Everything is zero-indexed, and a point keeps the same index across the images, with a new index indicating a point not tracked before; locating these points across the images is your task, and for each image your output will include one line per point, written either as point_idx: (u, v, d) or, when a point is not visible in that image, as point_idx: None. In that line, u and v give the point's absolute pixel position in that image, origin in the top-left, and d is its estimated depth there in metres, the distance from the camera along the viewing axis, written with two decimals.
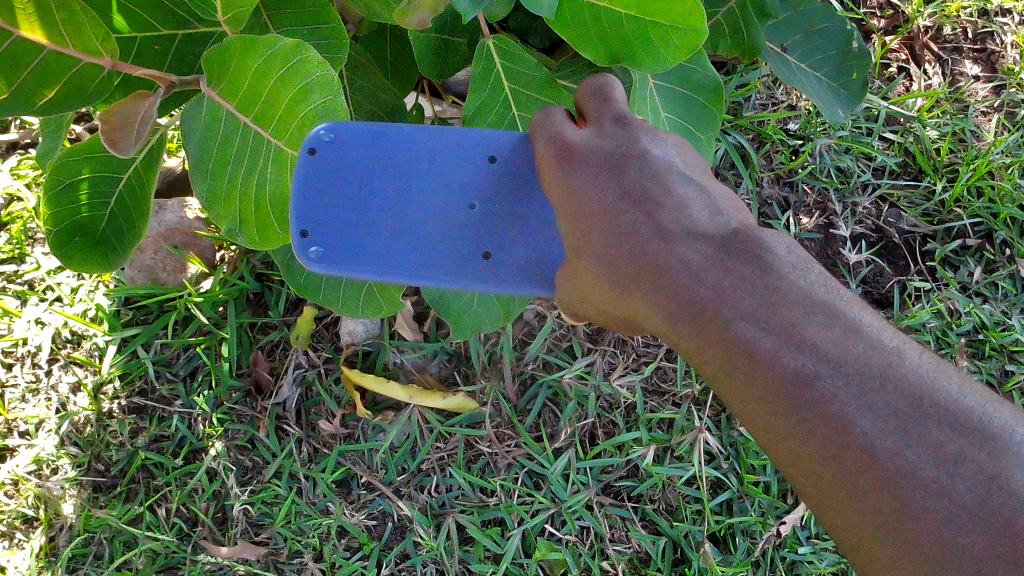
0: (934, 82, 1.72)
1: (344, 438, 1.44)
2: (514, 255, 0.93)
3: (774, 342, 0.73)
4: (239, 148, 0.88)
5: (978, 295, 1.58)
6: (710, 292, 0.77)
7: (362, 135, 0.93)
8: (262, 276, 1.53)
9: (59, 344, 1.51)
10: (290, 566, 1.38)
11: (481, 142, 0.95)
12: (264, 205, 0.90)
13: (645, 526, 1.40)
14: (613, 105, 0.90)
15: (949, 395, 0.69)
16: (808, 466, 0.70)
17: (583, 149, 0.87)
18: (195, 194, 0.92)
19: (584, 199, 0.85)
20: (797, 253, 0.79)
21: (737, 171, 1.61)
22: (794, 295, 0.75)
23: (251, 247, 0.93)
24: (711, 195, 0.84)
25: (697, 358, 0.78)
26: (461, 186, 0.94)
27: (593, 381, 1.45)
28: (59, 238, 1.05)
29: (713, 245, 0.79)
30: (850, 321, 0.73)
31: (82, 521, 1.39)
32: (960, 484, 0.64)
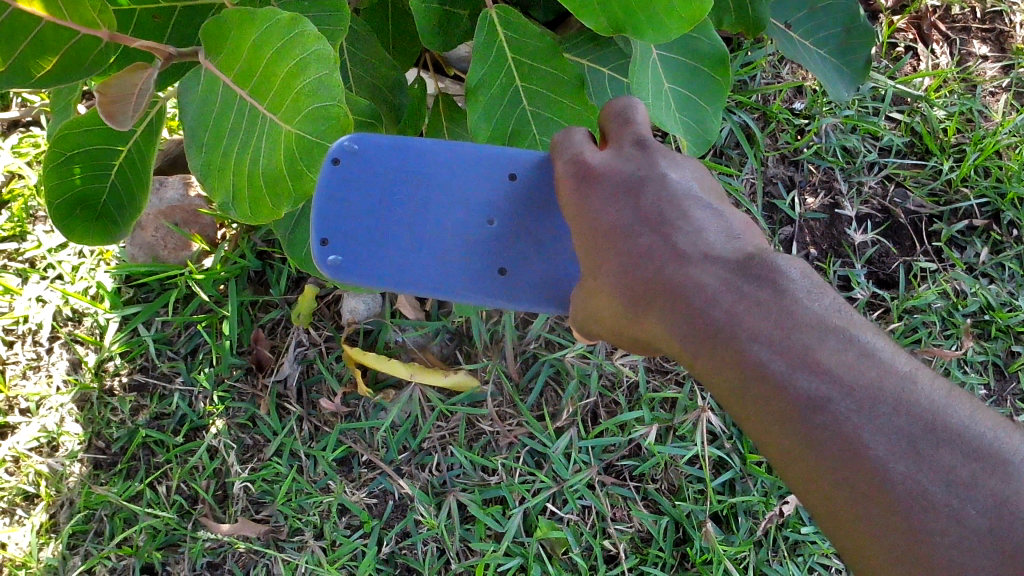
0: (942, 61, 1.70)
1: (345, 416, 1.44)
2: (528, 273, 1.01)
3: (787, 366, 0.76)
4: (234, 121, 0.83)
5: (984, 276, 1.56)
6: (725, 315, 0.80)
7: (388, 151, 1.02)
8: (263, 255, 1.52)
9: (60, 322, 1.51)
10: (290, 543, 1.37)
11: (503, 160, 1.01)
12: (258, 182, 0.84)
13: (647, 505, 1.40)
14: (634, 128, 0.96)
15: (962, 422, 0.71)
16: (818, 487, 0.73)
17: (601, 170, 0.93)
18: (190, 166, 0.87)
19: (601, 219, 0.90)
20: (809, 279, 0.83)
21: (741, 151, 1.61)
22: (807, 320, 0.78)
23: (244, 222, 0.87)
24: (726, 220, 0.89)
25: (712, 378, 0.81)
26: (481, 203, 1.02)
27: (595, 360, 1.44)
28: (60, 210, 1.04)
29: (728, 268, 0.83)
30: (863, 346, 0.77)
31: (82, 497, 1.39)
32: (971, 508, 0.67)
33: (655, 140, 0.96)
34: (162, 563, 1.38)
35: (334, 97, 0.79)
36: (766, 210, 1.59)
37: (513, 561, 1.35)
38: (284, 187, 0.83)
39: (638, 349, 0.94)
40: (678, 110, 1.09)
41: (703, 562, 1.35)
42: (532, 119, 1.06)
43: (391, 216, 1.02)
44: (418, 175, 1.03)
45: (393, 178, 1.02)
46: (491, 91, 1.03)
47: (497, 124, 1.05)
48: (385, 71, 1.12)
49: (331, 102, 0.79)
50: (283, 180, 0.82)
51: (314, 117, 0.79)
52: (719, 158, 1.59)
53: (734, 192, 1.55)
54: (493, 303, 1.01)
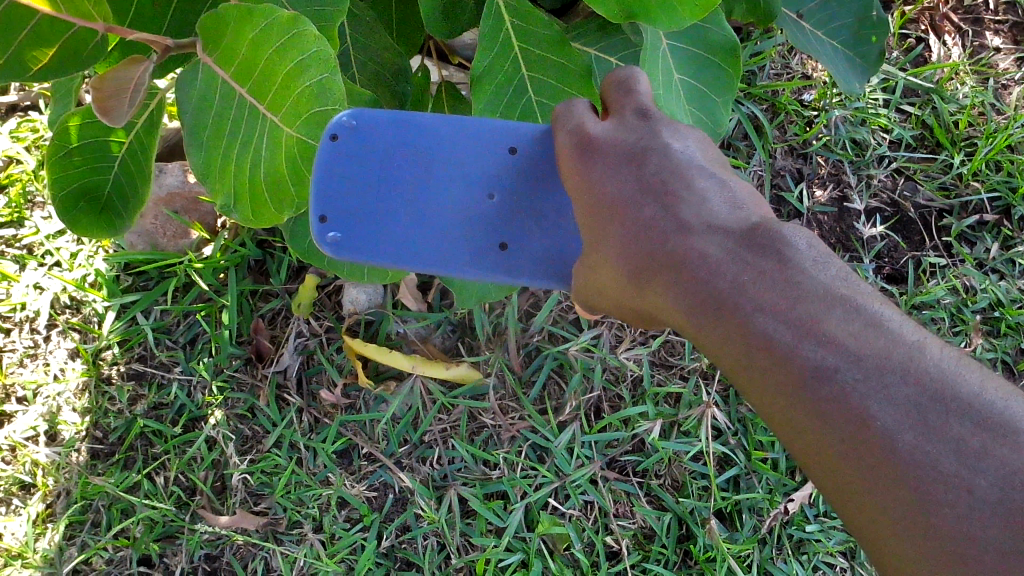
0: (953, 53, 1.67)
1: (346, 408, 1.42)
2: (530, 247, 0.98)
3: (792, 337, 0.74)
4: (233, 124, 0.83)
5: (995, 272, 1.54)
6: (730, 285, 0.79)
7: (387, 125, 0.98)
8: (263, 243, 1.50)
9: (58, 309, 1.49)
10: (289, 536, 1.36)
11: (504, 133, 0.98)
12: (260, 184, 0.85)
13: (650, 501, 1.38)
14: (636, 98, 0.92)
15: (972, 391, 0.69)
16: (825, 461, 0.71)
17: (604, 142, 0.89)
18: (192, 165, 0.86)
19: (602, 192, 0.87)
20: (817, 248, 0.81)
21: (749, 142, 1.58)
22: (814, 289, 0.77)
23: (246, 225, 0.88)
24: (731, 190, 0.87)
25: (717, 349, 0.80)
26: (482, 176, 0.98)
27: (599, 354, 1.42)
28: (63, 203, 1.02)
29: (734, 238, 0.82)
30: (870, 315, 0.75)
31: (79, 487, 1.37)
32: (980, 478, 0.64)
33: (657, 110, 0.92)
34: (159, 555, 1.36)
35: (336, 101, 0.80)
36: (773, 203, 1.57)
37: (514, 556, 1.33)
38: (285, 188, 0.86)
39: (644, 322, 0.92)
40: (686, 100, 1.07)
41: (706, 559, 1.34)
42: (538, 107, 1.04)
43: (391, 192, 0.99)
44: (417, 150, 0.99)
45: (390, 153, 0.99)
46: (496, 80, 1.02)
47: (503, 113, 1.04)
48: (388, 56, 1.09)
49: (331, 107, 0.80)
50: (284, 179, 0.85)
51: (318, 119, 0.81)
52: (727, 149, 1.57)
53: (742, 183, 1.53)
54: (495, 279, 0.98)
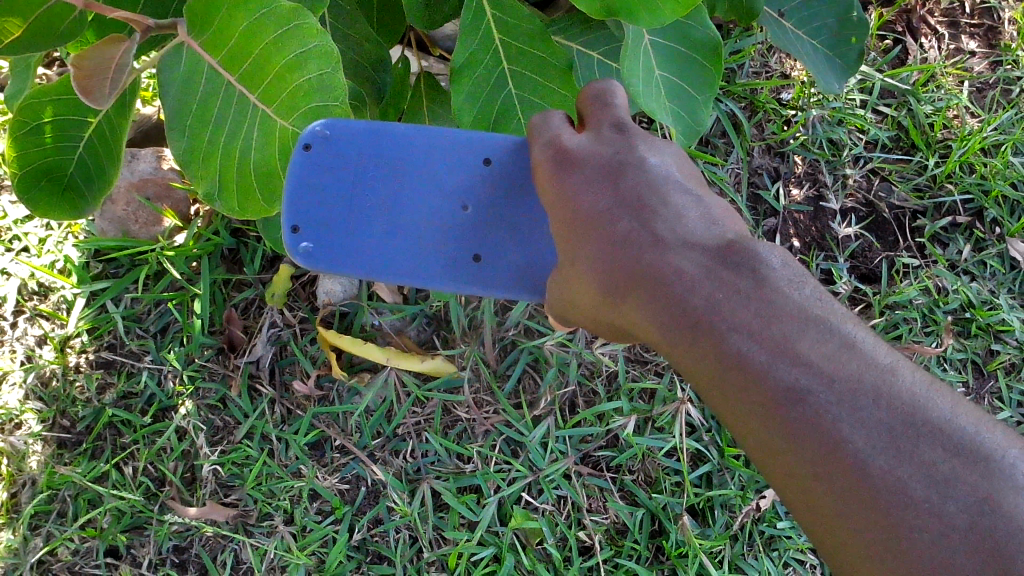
0: (930, 56, 1.69)
1: (319, 400, 1.41)
2: (504, 259, 1.00)
3: (766, 356, 0.74)
4: (223, 108, 0.85)
5: (966, 274, 1.56)
6: (704, 302, 0.79)
7: (360, 134, 0.99)
8: (237, 232, 1.49)
9: (25, 295, 1.47)
10: (259, 528, 1.34)
11: (478, 144, 0.99)
12: (248, 172, 0.87)
13: (623, 497, 1.38)
14: (613, 111, 0.93)
15: (944, 416, 0.69)
16: (798, 482, 0.71)
17: (581, 154, 0.90)
18: (172, 151, 0.88)
19: (579, 204, 0.87)
20: (792, 266, 0.81)
21: (727, 140, 1.58)
22: (788, 308, 0.77)
23: (231, 214, 0.90)
24: (707, 206, 0.87)
25: (690, 366, 0.80)
26: (455, 187, 1.00)
27: (574, 349, 1.42)
28: (24, 181, 1.01)
29: (709, 254, 0.81)
30: (844, 336, 0.75)
31: (45, 477, 1.35)
32: (949, 504, 0.65)
33: (634, 122, 0.93)
34: (127, 546, 1.34)
35: (333, 97, 0.83)
36: (750, 201, 1.58)
37: (487, 550, 1.33)
38: (275, 177, 0.87)
39: (619, 336, 0.92)
40: (667, 98, 1.06)
41: (678, 555, 1.34)
42: (518, 101, 1.02)
43: (366, 202, 1.01)
44: (392, 161, 1.01)
45: (365, 163, 1.00)
46: (477, 72, 1.01)
47: (483, 106, 1.02)
48: (369, 47, 1.08)
49: (328, 101, 0.83)
50: (275, 171, 0.87)
51: (316, 113, 0.83)
52: (704, 147, 1.58)
53: (719, 181, 1.53)
54: (469, 291, 1.00)
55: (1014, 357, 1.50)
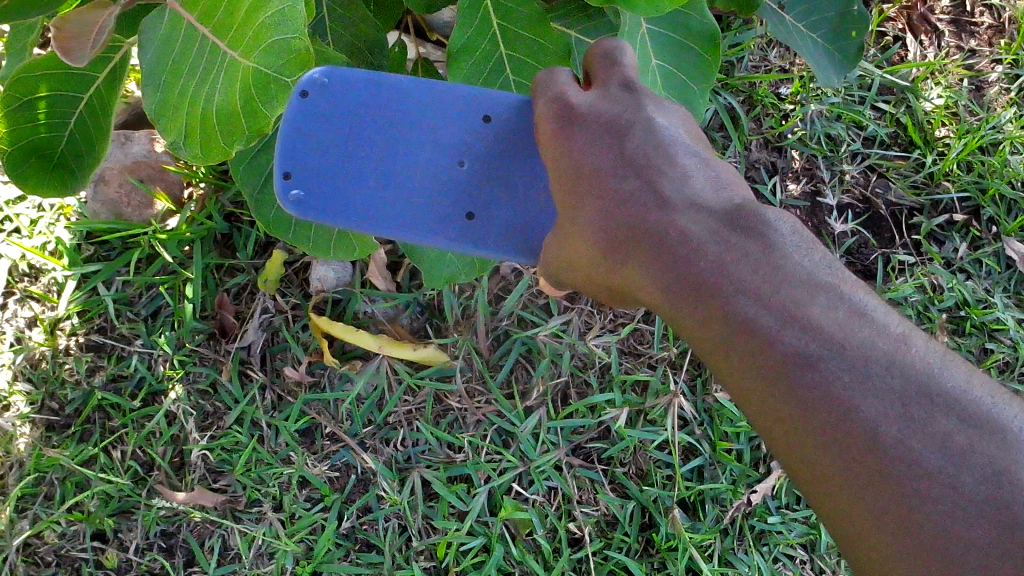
0: (929, 53, 1.68)
1: (310, 386, 1.40)
2: (498, 219, 0.97)
3: (776, 321, 0.72)
4: (192, 62, 0.78)
5: (961, 272, 1.55)
6: (710, 266, 0.76)
7: (361, 86, 0.97)
8: (230, 217, 1.48)
9: (16, 277, 1.45)
10: (248, 514, 1.33)
11: (477, 100, 0.97)
12: (210, 120, 0.79)
13: (614, 489, 1.38)
14: (620, 70, 0.92)
15: (958, 386, 0.67)
16: (805, 450, 0.69)
17: (585, 113, 0.88)
18: (146, 105, 0.83)
19: (583, 162, 0.86)
20: (800, 232, 0.79)
21: (725, 134, 1.57)
22: (796, 274, 0.75)
23: (196, 162, 0.83)
24: (712, 167, 0.85)
25: (694, 330, 0.78)
26: (452, 142, 0.98)
27: (568, 340, 1.42)
28: (13, 158, 1.00)
29: (716, 218, 0.79)
30: (854, 303, 0.73)
31: (33, 460, 1.33)
32: (968, 476, 0.63)
33: (640, 81, 0.92)
34: (114, 530, 1.33)
35: (295, 32, 0.72)
36: None
37: (476, 540, 1.32)
38: (237, 125, 0.79)
39: (616, 297, 0.90)
40: (663, 88, 1.06)
41: (668, 548, 1.34)
42: (516, 87, 1.02)
43: (359, 153, 0.97)
44: (390, 115, 0.98)
45: (363, 114, 0.98)
46: (474, 56, 1.01)
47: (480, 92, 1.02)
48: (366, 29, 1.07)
49: (290, 39, 0.72)
50: (237, 118, 0.78)
51: (273, 50, 0.73)
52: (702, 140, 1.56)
53: None
54: (460, 249, 0.96)
55: (1009, 356, 1.49)
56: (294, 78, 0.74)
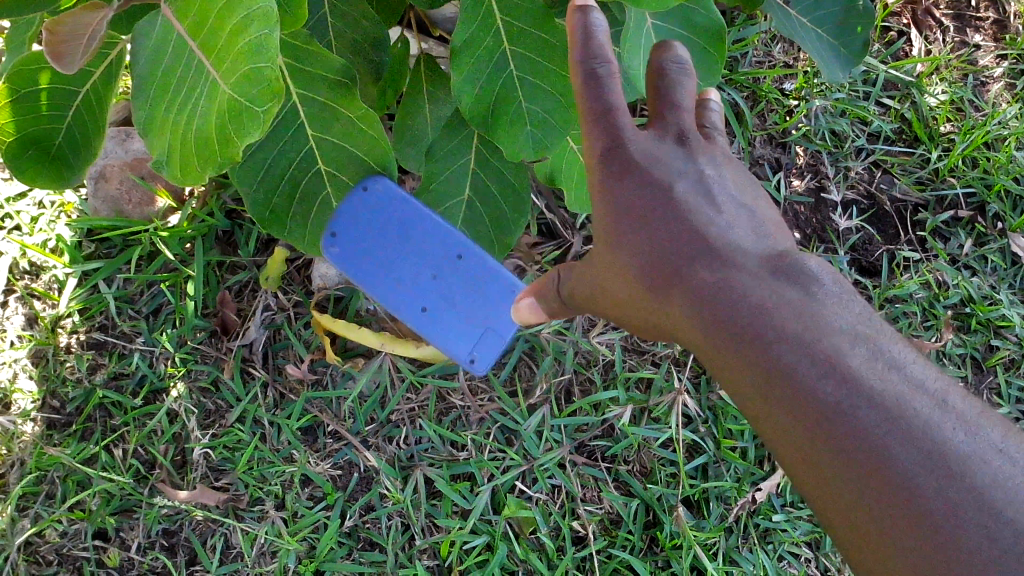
0: (934, 48, 1.67)
1: (312, 384, 1.39)
2: (414, 297, 1.19)
3: (815, 366, 0.69)
4: (179, 78, 0.77)
5: (967, 268, 1.54)
6: (750, 311, 0.75)
7: (376, 224, 1.13)
8: (232, 214, 1.47)
9: (16, 274, 1.44)
10: (250, 513, 1.33)
11: (452, 239, 1.17)
12: (190, 139, 0.78)
13: (618, 487, 1.37)
14: (677, 102, 0.88)
15: (1000, 445, 0.64)
16: (838, 500, 0.66)
17: (633, 146, 0.86)
18: (135, 114, 0.82)
19: (623, 200, 0.85)
20: (842, 287, 0.77)
21: (729, 129, 1.56)
22: (840, 325, 0.72)
23: (176, 182, 0.81)
24: (754, 218, 0.84)
25: (729, 373, 0.75)
26: (419, 254, 1.17)
27: (572, 337, 1.41)
28: (10, 150, 0.99)
29: (758, 269, 0.78)
30: (896, 355, 0.71)
31: (34, 458, 1.32)
32: (1006, 529, 0.60)
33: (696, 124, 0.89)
34: (116, 529, 1.32)
35: (269, 60, 0.70)
36: None
37: (480, 539, 1.31)
38: (210, 153, 0.77)
39: (654, 336, 0.87)
40: None
41: (672, 546, 1.33)
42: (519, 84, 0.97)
43: (361, 233, 1.13)
44: (392, 225, 1.14)
45: (379, 227, 1.13)
46: (477, 53, 0.95)
47: (481, 90, 0.97)
48: (370, 26, 1.05)
49: (264, 66, 0.70)
50: (211, 145, 0.76)
51: (249, 78, 0.71)
52: None
53: None
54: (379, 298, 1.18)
55: (1014, 353, 1.48)
56: (265, 107, 0.72)
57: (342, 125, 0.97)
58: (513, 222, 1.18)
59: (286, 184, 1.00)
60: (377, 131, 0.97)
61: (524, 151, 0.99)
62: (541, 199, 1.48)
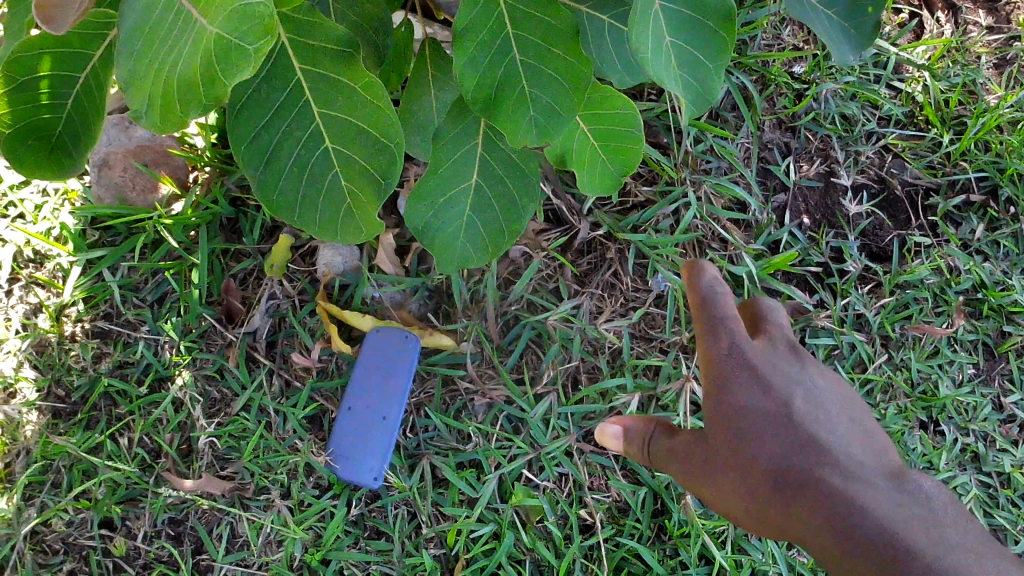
0: (946, 30, 1.63)
1: (318, 372, 1.38)
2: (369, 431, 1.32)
3: (914, 546, 0.87)
4: (164, 27, 0.71)
5: (978, 254, 1.52)
6: (864, 505, 0.90)
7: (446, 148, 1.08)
8: (236, 201, 1.46)
9: (21, 263, 1.44)
10: (256, 502, 1.32)
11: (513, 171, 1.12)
12: (172, 90, 0.71)
13: (626, 475, 1.36)
14: (779, 334, 1.08)
15: None
16: None
17: (755, 359, 1.01)
18: (115, 71, 0.75)
19: (744, 409, 0.98)
20: (941, 496, 0.97)
21: (738, 114, 1.55)
22: (925, 512, 0.91)
23: (154, 133, 0.75)
24: (866, 437, 1.01)
25: (843, 560, 0.89)
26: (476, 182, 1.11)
27: (578, 325, 1.40)
28: (10, 141, 0.97)
29: (874, 477, 0.94)
30: (971, 545, 0.89)
31: (39, 447, 1.32)
32: None
33: (793, 346, 1.08)
34: (122, 517, 1.32)
35: None
36: (760, 175, 1.55)
37: (487, 527, 1.31)
38: (196, 95, 0.70)
39: (766, 533, 0.97)
40: (675, 67, 0.87)
41: (680, 535, 1.33)
42: (523, 67, 0.92)
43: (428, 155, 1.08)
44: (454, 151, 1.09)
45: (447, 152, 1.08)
46: (482, 34, 0.90)
47: (485, 76, 0.92)
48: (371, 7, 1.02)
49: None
50: (196, 87, 0.69)
51: (238, 15, 0.66)
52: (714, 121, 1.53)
53: (729, 155, 1.49)
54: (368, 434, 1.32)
55: None
56: (256, 46, 0.66)
57: (345, 102, 0.86)
58: (527, 204, 1.13)
59: (292, 162, 0.89)
60: (383, 103, 0.85)
61: (529, 136, 0.95)
62: (548, 185, 1.46)
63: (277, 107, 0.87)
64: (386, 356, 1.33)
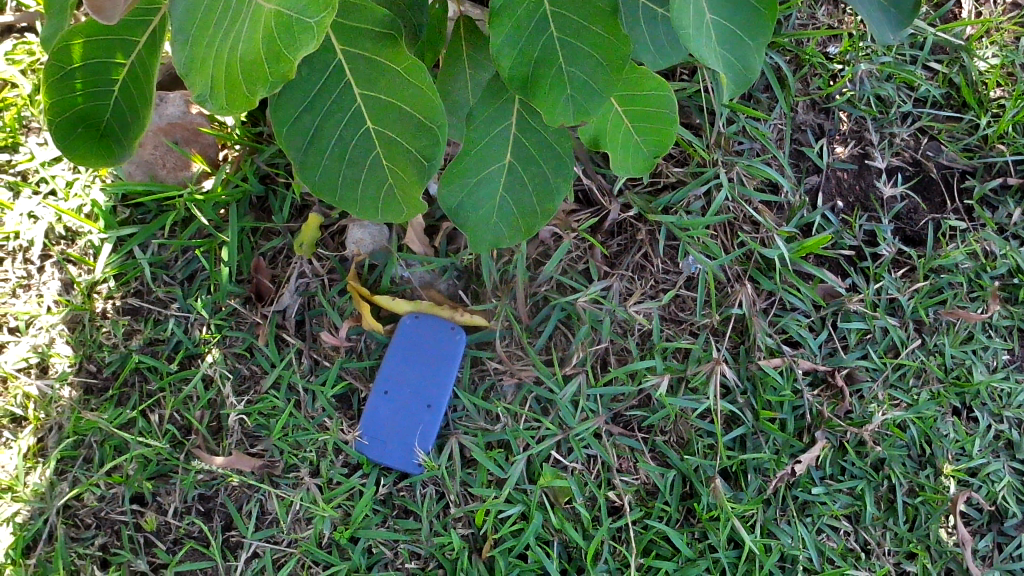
0: (986, 9, 1.60)
1: (347, 351, 1.39)
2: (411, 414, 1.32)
3: None
4: (219, 12, 0.76)
5: (1015, 239, 1.49)
6: None
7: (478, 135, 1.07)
8: (266, 179, 1.46)
9: (53, 240, 1.45)
10: (285, 479, 1.33)
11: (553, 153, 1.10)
12: (234, 70, 0.76)
13: (654, 457, 1.36)
14: None
15: None
16: None
17: None
18: (175, 62, 0.80)
19: None
20: None
21: (771, 95, 1.53)
22: None
23: (222, 114, 0.79)
24: None
25: None
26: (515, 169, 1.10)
27: (608, 306, 1.39)
28: (62, 128, 0.99)
29: None
30: None
31: (72, 423, 1.34)
32: None
33: None
34: (152, 493, 1.33)
35: None
36: (792, 157, 1.53)
37: (514, 508, 1.31)
38: (259, 73, 0.75)
39: None
40: (717, 43, 0.85)
41: (709, 518, 1.32)
42: (562, 46, 0.90)
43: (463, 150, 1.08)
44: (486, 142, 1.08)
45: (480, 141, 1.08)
46: (520, 13, 0.88)
47: (522, 52, 0.91)
48: None
49: None
50: (259, 65, 0.75)
51: None
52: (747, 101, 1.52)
53: (762, 137, 1.48)
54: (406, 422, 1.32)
55: None
56: (316, 19, 0.71)
57: (385, 82, 0.90)
58: (561, 183, 1.11)
59: (334, 146, 0.94)
60: (419, 84, 0.89)
61: (565, 117, 0.94)
62: (579, 165, 1.46)
63: (314, 93, 0.91)
64: (434, 340, 1.35)
